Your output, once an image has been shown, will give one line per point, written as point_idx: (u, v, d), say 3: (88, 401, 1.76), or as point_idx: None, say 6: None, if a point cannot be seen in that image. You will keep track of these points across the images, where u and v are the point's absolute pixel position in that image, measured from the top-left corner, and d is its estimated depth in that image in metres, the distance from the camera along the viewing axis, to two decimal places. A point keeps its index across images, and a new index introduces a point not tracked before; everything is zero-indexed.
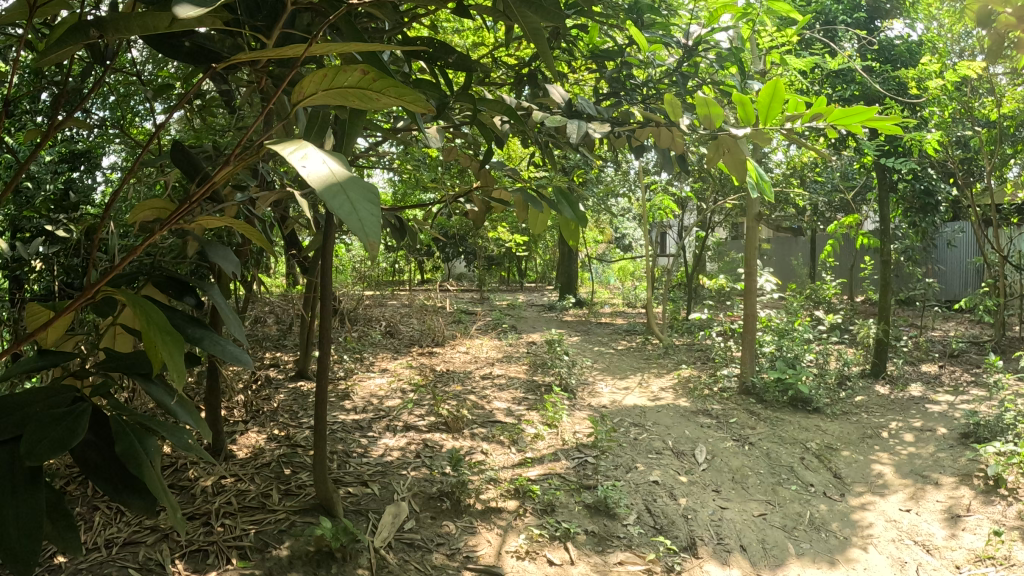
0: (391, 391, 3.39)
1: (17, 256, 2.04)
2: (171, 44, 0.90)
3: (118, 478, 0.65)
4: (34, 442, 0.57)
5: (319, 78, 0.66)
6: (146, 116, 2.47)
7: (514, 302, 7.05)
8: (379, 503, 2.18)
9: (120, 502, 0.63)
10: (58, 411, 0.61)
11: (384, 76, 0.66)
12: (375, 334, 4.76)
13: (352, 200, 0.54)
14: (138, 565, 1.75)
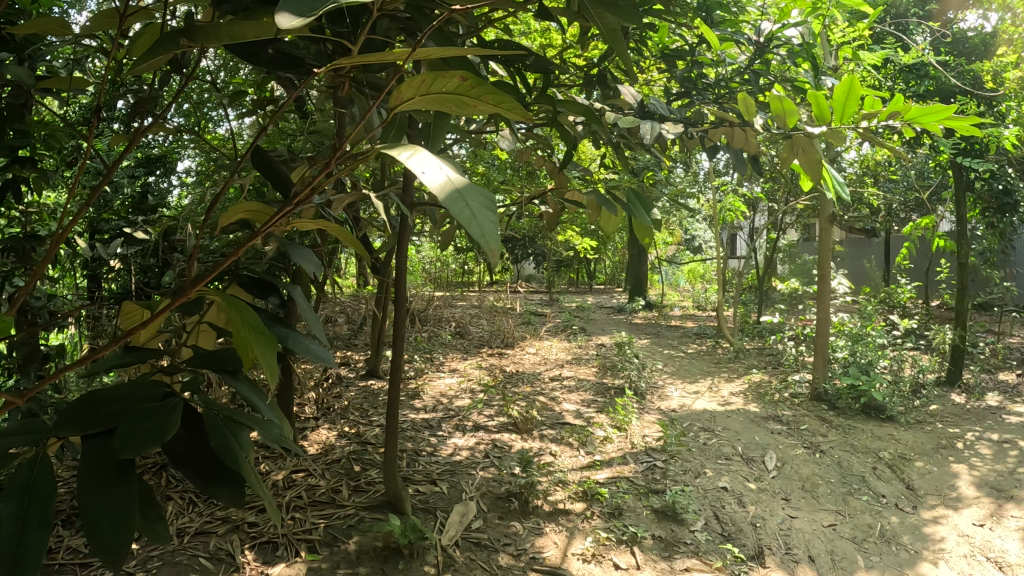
0: (460, 391, 3.42)
1: (98, 257, 2.12)
2: (256, 52, 0.93)
3: (210, 470, 0.62)
4: (127, 437, 0.55)
5: (416, 84, 0.63)
6: (221, 121, 2.53)
7: (584, 304, 7.04)
8: (447, 502, 2.20)
9: (211, 497, 0.60)
10: (150, 406, 0.59)
11: (483, 84, 0.63)
12: (445, 334, 4.81)
13: (470, 207, 0.54)
14: (209, 554, 1.81)
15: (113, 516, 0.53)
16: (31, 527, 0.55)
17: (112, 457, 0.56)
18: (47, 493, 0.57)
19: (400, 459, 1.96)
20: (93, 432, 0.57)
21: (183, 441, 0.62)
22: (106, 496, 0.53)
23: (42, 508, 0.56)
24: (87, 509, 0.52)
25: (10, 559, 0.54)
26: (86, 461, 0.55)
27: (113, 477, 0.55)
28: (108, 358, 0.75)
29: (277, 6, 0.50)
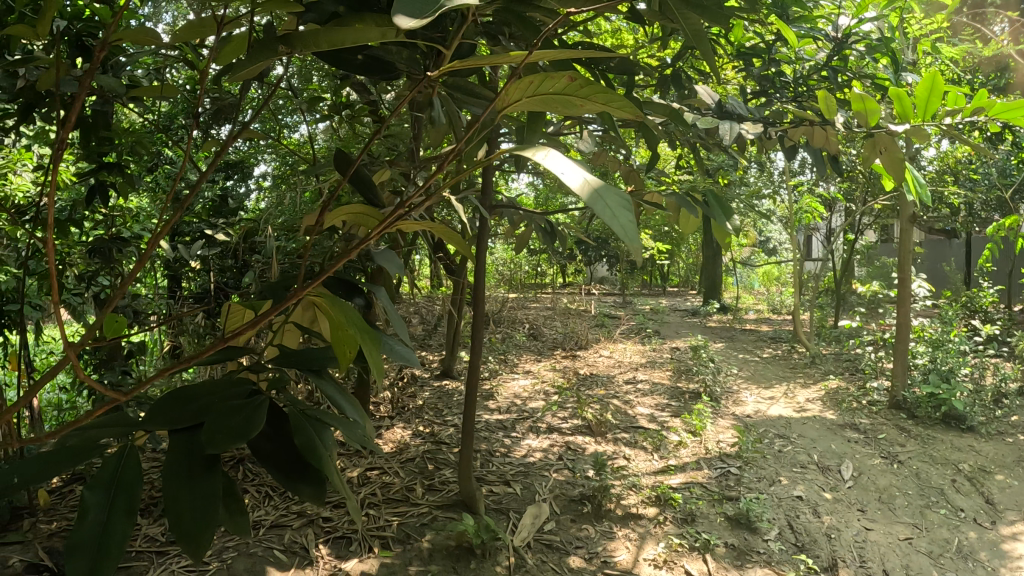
0: (534, 393, 3.42)
1: (180, 257, 2.18)
2: (347, 60, 0.93)
3: (293, 468, 0.62)
4: (214, 431, 0.56)
5: (526, 85, 0.61)
6: (296, 125, 2.58)
7: (657, 307, 6.98)
8: (520, 503, 2.22)
9: (293, 493, 0.61)
10: (236, 404, 0.60)
11: (593, 84, 0.61)
12: (519, 336, 4.82)
13: (610, 207, 0.54)
14: (283, 547, 1.86)
15: (195, 511, 0.54)
16: (118, 515, 0.56)
17: (198, 452, 0.57)
18: (134, 483, 0.58)
19: (474, 458, 1.96)
20: (181, 426, 0.58)
21: (266, 437, 0.63)
22: (189, 491, 0.55)
23: (129, 498, 0.57)
24: (171, 502, 0.54)
25: (98, 545, 0.55)
26: (173, 455, 0.57)
27: (198, 471, 0.56)
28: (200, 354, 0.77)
29: (393, 9, 0.50)
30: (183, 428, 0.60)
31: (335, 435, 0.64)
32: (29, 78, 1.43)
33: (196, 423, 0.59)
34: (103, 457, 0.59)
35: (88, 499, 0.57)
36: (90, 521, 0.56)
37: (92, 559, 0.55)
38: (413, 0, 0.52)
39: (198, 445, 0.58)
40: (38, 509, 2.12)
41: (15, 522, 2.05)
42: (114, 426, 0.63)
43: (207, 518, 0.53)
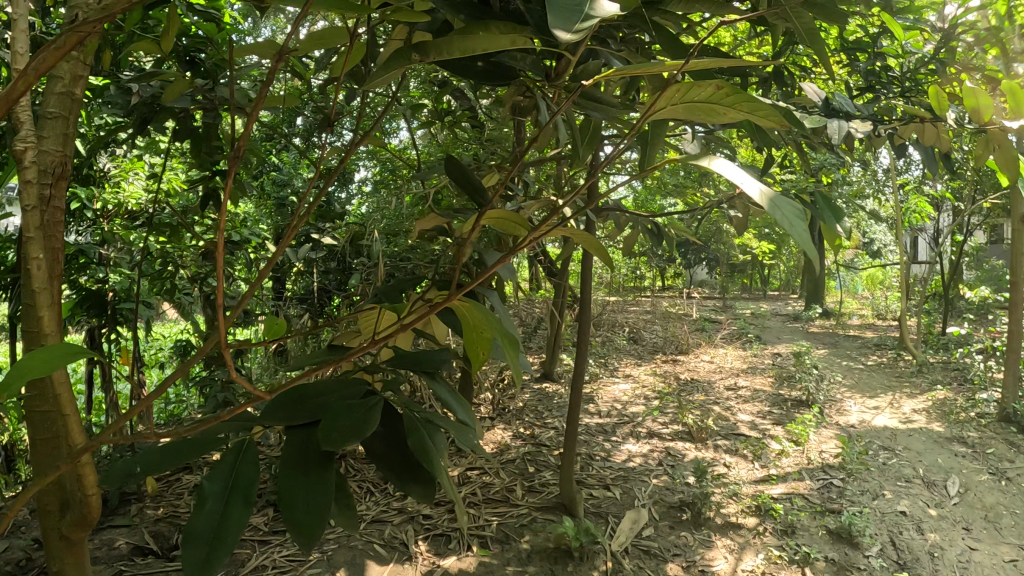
0: (634, 397, 3.39)
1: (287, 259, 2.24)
2: (464, 65, 0.78)
3: (405, 465, 0.63)
4: (329, 429, 0.57)
5: (672, 93, 0.58)
6: (396, 130, 2.62)
7: (759, 311, 6.83)
8: (619, 508, 2.21)
9: (402, 491, 0.61)
10: (353, 404, 0.61)
11: (740, 92, 0.57)
12: (619, 340, 4.80)
13: (790, 217, 0.55)
14: (384, 542, 1.90)
15: (309, 504, 0.54)
16: (234, 507, 0.56)
17: (314, 448, 0.58)
18: (252, 477, 0.59)
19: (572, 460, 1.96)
20: (298, 424, 0.60)
21: (381, 438, 0.64)
22: (303, 484, 0.55)
23: (246, 491, 0.57)
24: (286, 494, 0.54)
25: (213, 535, 0.55)
26: (290, 451, 0.58)
27: (313, 467, 0.57)
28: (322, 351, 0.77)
29: (549, 21, 0.42)
30: (299, 425, 0.61)
31: (448, 437, 0.64)
32: (144, 94, 1.50)
33: (314, 422, 0.61)
34: (223, 451, 0.60)
35: (207, 490, 0.57)
36: (207, 511, 0.56)
37: (207, 548, 0.54)
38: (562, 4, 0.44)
39: (314, 443, 0.59)
40: (148, 496, 2.23)
41: (125, 508, 2.16)
42: (233, 423, 0.64)
43: (319, 511, 0.54)
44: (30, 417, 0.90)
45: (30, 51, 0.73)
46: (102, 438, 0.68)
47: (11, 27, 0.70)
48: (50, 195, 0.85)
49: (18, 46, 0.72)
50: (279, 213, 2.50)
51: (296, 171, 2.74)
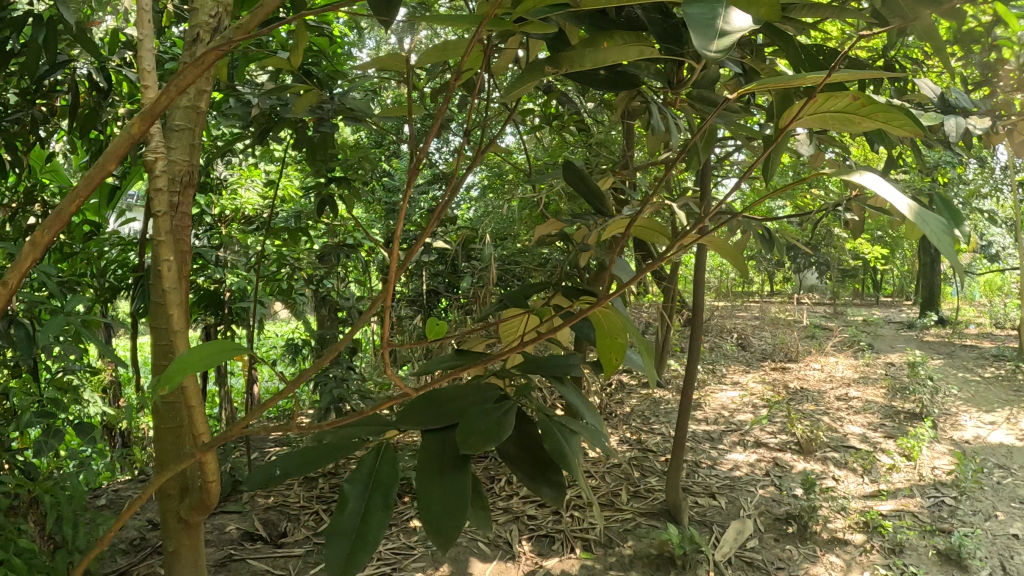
0: (742, 405, 3.33)
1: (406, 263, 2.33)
2: (587, 74, 0.76)
3: (540, 469, 0.61)
4: (465, 432, 0.56)
5: (805, 103, 0.58)
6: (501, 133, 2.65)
7: (872, 318, 6.61)
8: (724, 518, 2.18)
9: (536, 494, 0.59)
10: (487, 406, 0.60)
11: (876, 104, 0.56)
12: (726, 346, 4.72)
13: (938, 236, 0.50)
14: (488, 540, 1.93)
15: (447, 504, 0.54)
16: (374, 509, 0.56)
17: (450, 451, 0.58)
18: (389, 480, 0.59)
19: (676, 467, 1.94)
20: (433, 427, 0.59)
21: (513, 440, 0.63)
22: (441, 485, 0.55)
23: (384, 493, 0.57)
24: (424, 494, 0.54)
25: (355, 534, 0.55)
26: (427, 453, 0.57)
27: (450, 468, 0.56)
28: (443, 355, 0.76)
29: (694, 40, 0.42)
30: (436, 428, 0.60)
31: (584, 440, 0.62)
32: (265, 104, 1.57)
33: (449, 425, 0.60)
34: (360, 453, 0.60)
35: (346, 492, 0.58)
36: (348, 513, 0.56)
37: (348, 546, 0.54)
38: (700, 14, 0.44)
39: (451, 445, 0.59)
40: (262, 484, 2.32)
41: (239, 494, 2.26)
42: (367, 426, 0.65)
43: (457, 510, 0.53)
44: (156, 409, 0.95)
45: (154, 66, 0.80)
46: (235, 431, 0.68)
47: (137, 47, 0.78)
48: (178, 202, 0.90)
49: (144, 62, 0.79)
50: (392, 217, 2.56)
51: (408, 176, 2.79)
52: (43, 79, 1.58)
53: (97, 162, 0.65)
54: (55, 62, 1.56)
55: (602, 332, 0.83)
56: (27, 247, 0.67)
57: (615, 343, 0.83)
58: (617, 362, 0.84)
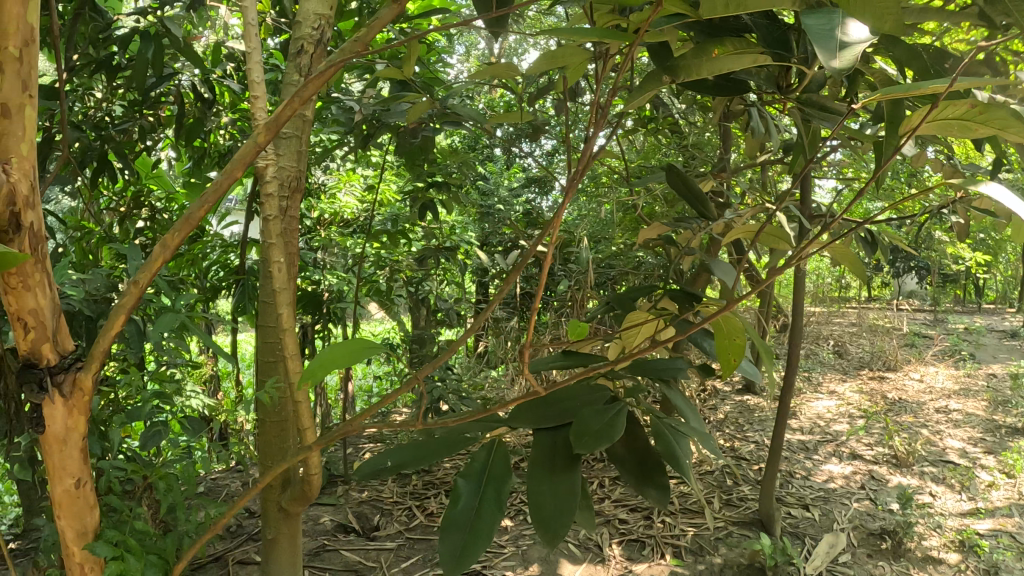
0: (838, 414, 3.25)
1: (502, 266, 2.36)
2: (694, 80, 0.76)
3: (647, 470, 0.61)
4: (578, 434, 0.57)
5: (922, 112, 0.57)
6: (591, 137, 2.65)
7: (975, 326, 6.35)
8: (817, 530, 2.14)
9: (641, 495, 0.59)
10: (599, 406, 0.60)
11: (994, 110, 0.55)
12: (822, 354, 4.60)
13: None
14: (579, 543, 1.94)
15: (558, 505, 0.54)
16: (487, 503, 0.58)
17: (562, 452, 0.58)
18: (502, 476, 0.61)
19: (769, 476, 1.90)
20: (546, 426, 0.60)
21: (622, 442, 0.63)
22: (552, 486, 0.56)
23: (497, 491, 0.59)
24: (534, 496, 0.55)
25: (468, 529, 0.57)
26: (538, 453, 0.59)
27: (561, 469, 0.57)
28: (550, 353, 0.76)
29: (818, 54, 0.42)
30: (549, 427, 0.61)
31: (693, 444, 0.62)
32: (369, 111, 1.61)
33: (562, 425, 0.61)
34: (473, 449, 0.62)
35: (459, 486, 0.60)
36: (462, 508, 0.58)
37: (462, 539, 0.57)
38: (816, 29, 0.44)
39: (562, 445, 0.60)
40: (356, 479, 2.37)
41: (334, 488, 2.31)
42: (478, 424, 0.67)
43: (567, 511, 0.54)
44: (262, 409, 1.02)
45: (263, 77, 0.93)
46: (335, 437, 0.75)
47: (248, 61, 0.91)
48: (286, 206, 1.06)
49: (254, 74, 0.93)
50: (487, 219, 2.57)
51: (501, 180, 2.81)
52: (150, 90, 1.65)
53: (229, 166, 0.71)
54: (162, 73, 1.63)
55: (720, 332, 0.82)
56: (160, 248, 0.73)
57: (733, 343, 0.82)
58: (735, 361, 0.82)
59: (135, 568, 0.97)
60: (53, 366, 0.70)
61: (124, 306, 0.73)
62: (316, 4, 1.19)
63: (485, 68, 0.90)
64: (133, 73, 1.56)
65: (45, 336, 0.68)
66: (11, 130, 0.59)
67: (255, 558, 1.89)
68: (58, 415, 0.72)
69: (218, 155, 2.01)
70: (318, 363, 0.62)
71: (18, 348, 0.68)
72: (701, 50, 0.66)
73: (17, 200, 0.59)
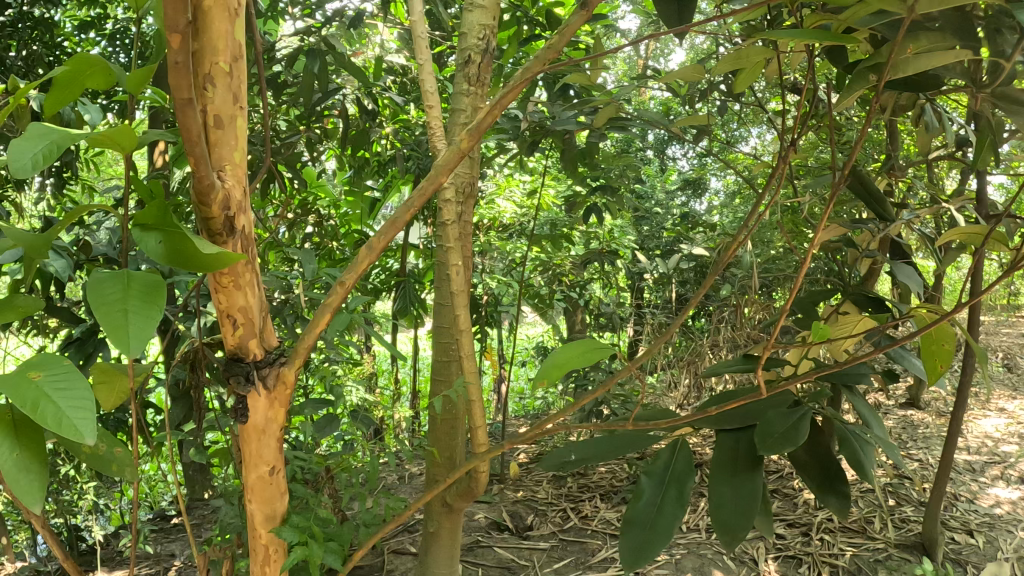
0: (1010, 434, 3.04)
1: (658, 270, 2.34)
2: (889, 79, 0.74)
3: (829, 479, 0.60)
4: (763, 436, 0.56)
5: None
6: (746, 139, 2.58)
7: None
8: (982, 558, 2.02)
9: (821, 502, 0.58)
10: (785, 409, 0.60)
11: None
12: (993, 367, 4.31)
13: None
14: (734, 556, 1.92)
15: (738, 507, 0.54)
16: (668, 501, 0.59)
17: (745, 453, 0.58)
18: (685, 477, 0.60)
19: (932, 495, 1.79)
20: (728, 427, 0.60)
21: (805, 447, 0.62)
22: (734, 487, 0.56)
23: (679, 489, 0.59)
24: (716, 497, 0.56)
25: (649, 525, 0.57)
26: (721, 455, 0.59)
27: (743, 471, 0.57)
28: (731, 358, 0.77)
29: None
30: (734, 428, 0.61)
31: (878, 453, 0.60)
32: (533, 118, 1.63)
33: (746, 427, 0.61)
34: (656, 449, 0.63)
35: (643, 484, 0.61)
36: (645, 502, 0.59)
37: (642, 533, 0.57)
38: None
39: (745, 447, 0.59)
40: (508, 479, 2.40)
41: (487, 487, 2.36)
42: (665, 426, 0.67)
43: (747, 511, 0.54)
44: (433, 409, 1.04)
45: (435, 87, 0.97)
46: (512, 441, 0.76)
47: (421, 73, 0.95)
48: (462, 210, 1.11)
49: (427, 85, 0.96)
50: (643, 223, 2.55)
51: (656, 183, 2.78)
52: (317, 104, 1.74)
53: (429, 174, 0.69)
54: (327, 88, 1.71)
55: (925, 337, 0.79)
56: (364, 251, 0.74)
57: (938, 346, 0.79)
58: (944, 366, 0.79)
59: (323, 552, 1.03)
60: (258, 360, 0.71)
61: (327, 308, 0.74)
62: (480, 15, 1.21)
63: (673, 70, 0.90)
64: (302, 88, 1.65)
65: (251, 332, 0.69)
66: (224, 140, 0.63)
67: (410, 549, 1.94)
68: (261, 406, 0.73)
69: (379, 164, 2.08)
70: (554, 362, 0.63)
71: (225, 343, 0.70)
72: (897, 47, 0.63)
73: (230, 205, 0.62)
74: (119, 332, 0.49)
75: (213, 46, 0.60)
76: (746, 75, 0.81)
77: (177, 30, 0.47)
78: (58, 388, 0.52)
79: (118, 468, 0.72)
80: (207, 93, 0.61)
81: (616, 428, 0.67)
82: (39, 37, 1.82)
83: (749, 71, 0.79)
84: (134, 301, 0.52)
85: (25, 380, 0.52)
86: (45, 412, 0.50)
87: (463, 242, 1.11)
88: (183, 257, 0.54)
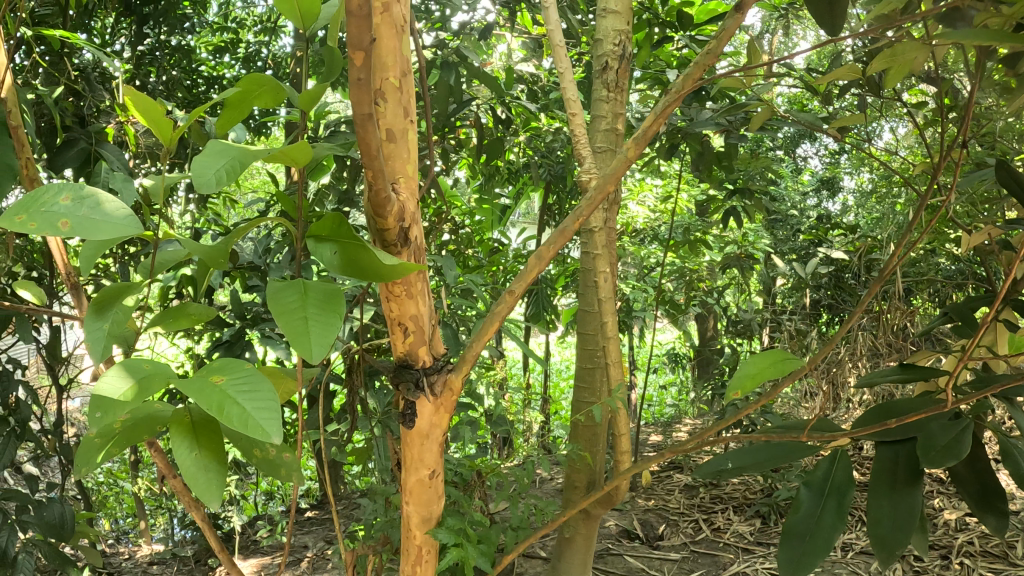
0: None
1: (797, 273, 2.29)
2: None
3: (989, 495, 0.58)
4: (925, 447, 0.55)
5: None
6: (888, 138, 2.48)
7: None
8: None
9: (981, 519, 0.57)
10: (948, 421, 0.58)
11: None
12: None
13: None
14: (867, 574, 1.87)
15: (897, 522, 0.54)
16: (828, 512, 0.58)
17: (907, 466, 0.57)
18: (847, 486, 0.59)
19: None
20: (888, 439, 0.59)
21: (966, 461, 0.60)
22: (893, 502, 0.55)
23: (839, 500, 0.58)
24: (875, 511, 0.55)
25: (808, 537, 0.57)
26: (880, 467, 0.58)
27: (902, 485, 0.56)
28: (886, 368, 0.74)
29: None
30: (895, 438, 0.60)
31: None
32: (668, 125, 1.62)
33: (906, 439, 0.60)
34: (816, 458, 0.62)
35: (801, 494, 0.60)
36: (804, 512, 0.59)
37: (800, 546, 0.57)
38: None
39: (905, 459, 0.58)
40: (640, 486, 2.39)
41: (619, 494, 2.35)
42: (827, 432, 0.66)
43: (906, 529, 0.53)
44: None
45: (577, 96, 0.98)
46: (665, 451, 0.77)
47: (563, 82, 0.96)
48: (604, 216, 1.12)
49: (570, 94, 0.98)
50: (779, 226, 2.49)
51: (792, 185, 2.70)
52: (451, 115, 1.77)
53: (597, 183, 0.70)
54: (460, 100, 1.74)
55: None
56: (533, 260, 0.75)
57: None
58: None
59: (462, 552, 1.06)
60: (427, 367, 0.74)
61: (494, 315, 0.76)
62: (614, 20, 1.21)
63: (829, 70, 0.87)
64: (436, 100, 1.69)
65: (421, 340, 0.72)
66: (397, 152, 0.66)
67: (538, 554, 1.96)
68: (427, 411, 0.76)
69: (510, 172, 2.11)
70: (746, 374, 0.63)
71: (396, 349, 0.73)
72: None
73: (406, 215, 0.64)
74: (300, 339, 0.52)
75: (382, 61, 0.63)
76: (903, 72, 0.79)
77: (361, 49, 0.49)
78: (241, 390, 0.55)
79: (286, 471, 0.75)
80: (380, 107, 0.64)
81: (773, 436, 0.66)
82: (177, 63, 1.94)
83: (903, 70, 0.77)
84: (312, 306, 0.55)
85: (209, 382, 0.56)
86: (230, 414, 0.54)
87: (606, 248, 1.12)
88: (357, 266, 0.57)
